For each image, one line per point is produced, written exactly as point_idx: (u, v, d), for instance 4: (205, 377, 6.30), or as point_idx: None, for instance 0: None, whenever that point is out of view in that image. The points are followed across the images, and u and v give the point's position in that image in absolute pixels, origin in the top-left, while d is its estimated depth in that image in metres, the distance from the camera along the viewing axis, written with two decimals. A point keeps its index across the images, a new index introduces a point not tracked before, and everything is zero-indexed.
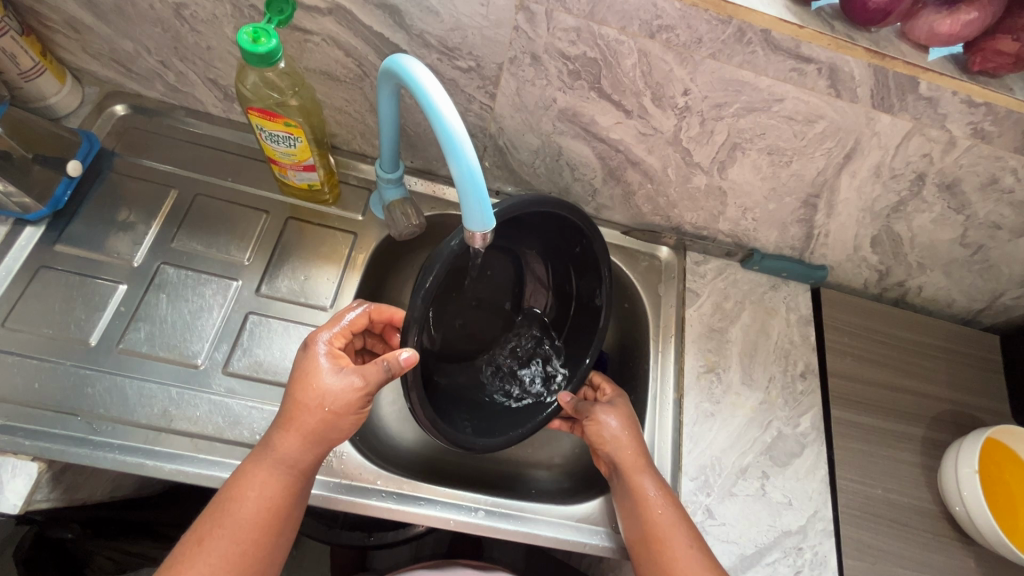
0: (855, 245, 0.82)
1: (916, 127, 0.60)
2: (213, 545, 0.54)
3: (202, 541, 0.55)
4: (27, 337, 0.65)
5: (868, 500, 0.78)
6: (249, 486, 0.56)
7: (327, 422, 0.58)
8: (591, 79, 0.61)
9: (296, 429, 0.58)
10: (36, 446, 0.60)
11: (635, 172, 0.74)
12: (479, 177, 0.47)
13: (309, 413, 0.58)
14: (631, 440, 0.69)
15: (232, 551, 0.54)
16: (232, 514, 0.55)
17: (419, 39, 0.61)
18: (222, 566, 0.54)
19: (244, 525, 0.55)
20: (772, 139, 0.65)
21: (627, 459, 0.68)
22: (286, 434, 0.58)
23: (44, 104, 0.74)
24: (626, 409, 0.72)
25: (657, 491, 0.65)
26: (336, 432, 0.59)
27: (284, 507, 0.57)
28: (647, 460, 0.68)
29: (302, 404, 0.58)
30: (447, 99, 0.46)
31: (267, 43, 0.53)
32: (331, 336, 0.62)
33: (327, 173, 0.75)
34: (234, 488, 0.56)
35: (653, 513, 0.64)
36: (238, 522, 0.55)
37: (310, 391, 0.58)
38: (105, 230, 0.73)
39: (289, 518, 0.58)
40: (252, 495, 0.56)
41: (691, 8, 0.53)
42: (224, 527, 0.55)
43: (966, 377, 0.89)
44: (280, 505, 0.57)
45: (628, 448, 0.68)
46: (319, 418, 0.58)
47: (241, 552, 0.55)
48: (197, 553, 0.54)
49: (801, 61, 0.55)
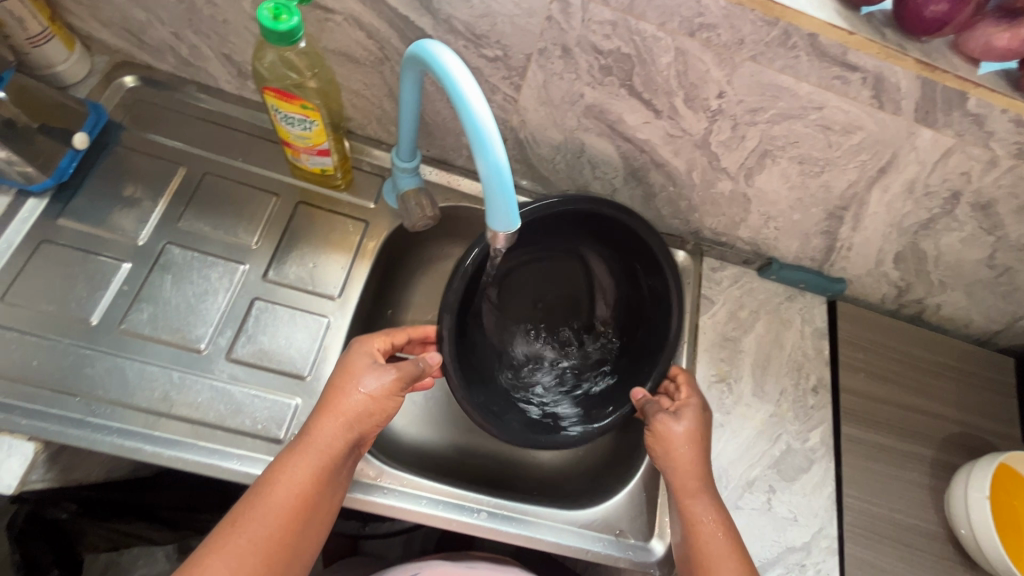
0: (877, 260, 0.80)
1: (958, 144, 0.58)
2: (241, 537, 0.51)
3: (226, 532, 0.51)
4: (26, 313, 0.63)
5: (872, 518, 0.77)
6: (282, 470, 0.54)
7: (365, 403, 0.57)
8: (622, 76, 0.59)
9: (334, 412, 0.57)
10: (32, 426, 0.58)
11: (658, 174, 0.71)
12: (506, 173, 0.45)
13: (350, 395, 0.57)
14: (692, 464, 0.64)
15: (259, 541, 0.51)
16: (264, 499, 0.53)
17: (445, 24, 0.58)
18: (248, 555, 0.50)
19: (273, 512, 0.52)
20: (804, 148, 0.63)
21: (680, 482, 0.63)
22: (324, 417, 0.56)
23: (51, 71, 0.71)
24: (696, 422, 0.65)
25: (712, 519, 0.62)
26: (375, 419, 0.59)
27: (312, 496, 0.54)
28: (702, 485, 0.63)
29: (343, 389, 0.58)
30: (477, 90, 0.43)
31: (288, 20, 0.50)
32: (377, 335, 0.63)
33: (340, 158, 0.73)
34: (267, 476, 0.54)
35: (703, 543, 0.61)
36: (267, 512, 0.52)
37: (351, 375, 0.58)
38: (109, 205, 0.71)
39: (321, 507, 0.55)
40: (285, 480, 0.53)
41: (736, 8, 0.50)
42: (255, 516, 0.52)
43: (978, 400, 0.87)
44: (310, 495, 0.54)
45: (684, 473, 0.63)
46: (358, 402, 0.57)
47: (268, 544, 0.51)
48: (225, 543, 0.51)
49: (846, 69, 0.53)
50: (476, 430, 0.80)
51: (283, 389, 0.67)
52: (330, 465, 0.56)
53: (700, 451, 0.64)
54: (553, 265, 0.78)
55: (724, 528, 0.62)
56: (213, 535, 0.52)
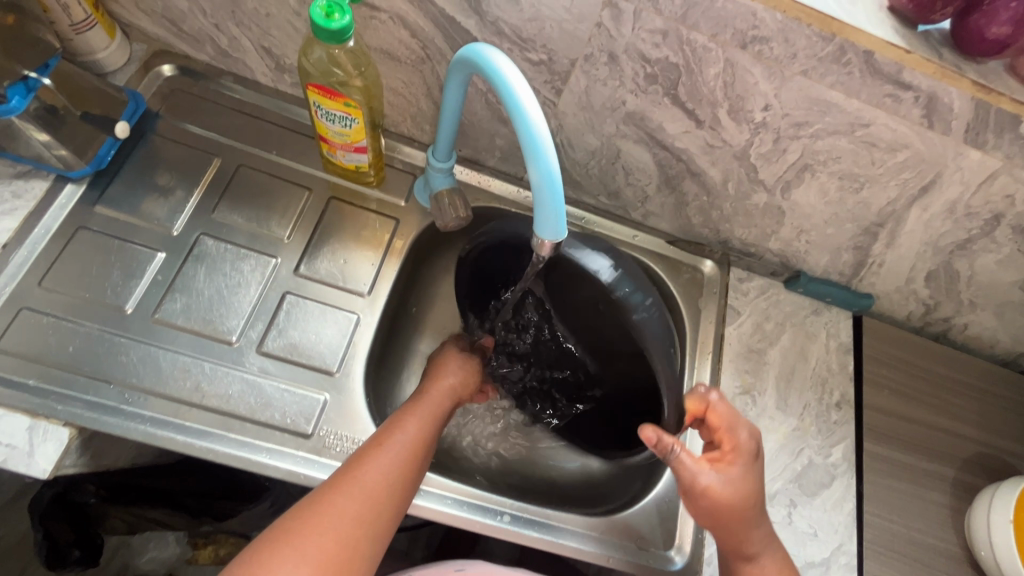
0: (908, 277, 0.79)
1: (1005, 167, 0.58)
2: (384, 456, 0.56)
3: (363, 460, 0.55)
4: (62, 298, 0.64)
5: (891, 537, 0.76)
6: (409, 412, 0.61)
7: (464, 373, 0.69)
8: (667, 85, 0.59)
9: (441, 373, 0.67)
10: (68, 412, 0.59)
11: (693, 183, 0.71)
12: (558, 181, 0.45)
13: (454, 366, 0.69)
14: (743, 533, 0.60)
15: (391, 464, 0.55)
16: (396, 431, 0.58)
17: (492, 26, 0.58)
18: (382, 476, 0.54)
19: (402, 441, 0.58)
20: (846, 164, 0.62)
21: (728, 545, 0.62)
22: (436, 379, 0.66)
23: (92, 58, 0.71)
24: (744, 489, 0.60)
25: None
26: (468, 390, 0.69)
27: (430, 436, 0.60)
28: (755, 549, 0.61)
29: (447, 366, 0.69)
30: (533, 97, 0.43)
31: (340, 19, 0.50)
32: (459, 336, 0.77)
33: (375, 156, 0.73)
34: (395, 419, 0.60)
35: None
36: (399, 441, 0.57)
37: (449, 359, 0.70)
38: (145, 193, 0.71)
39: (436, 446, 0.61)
40: (413, 418, 0.60)
41: (792, 22, 0.50)
42: (393, 442, 0.57)
43: (1004, 423, 0.86)
44: (429, 435, 0.60)
45: (736, 539, 0.61)
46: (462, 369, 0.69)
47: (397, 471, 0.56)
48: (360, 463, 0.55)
49: (899, 87, 0.52)
50: (497, 432, 0.80)
51: (313, 384, 0.67)
52: (441, 415, 0.63)
53: (750, 520, 0.60)
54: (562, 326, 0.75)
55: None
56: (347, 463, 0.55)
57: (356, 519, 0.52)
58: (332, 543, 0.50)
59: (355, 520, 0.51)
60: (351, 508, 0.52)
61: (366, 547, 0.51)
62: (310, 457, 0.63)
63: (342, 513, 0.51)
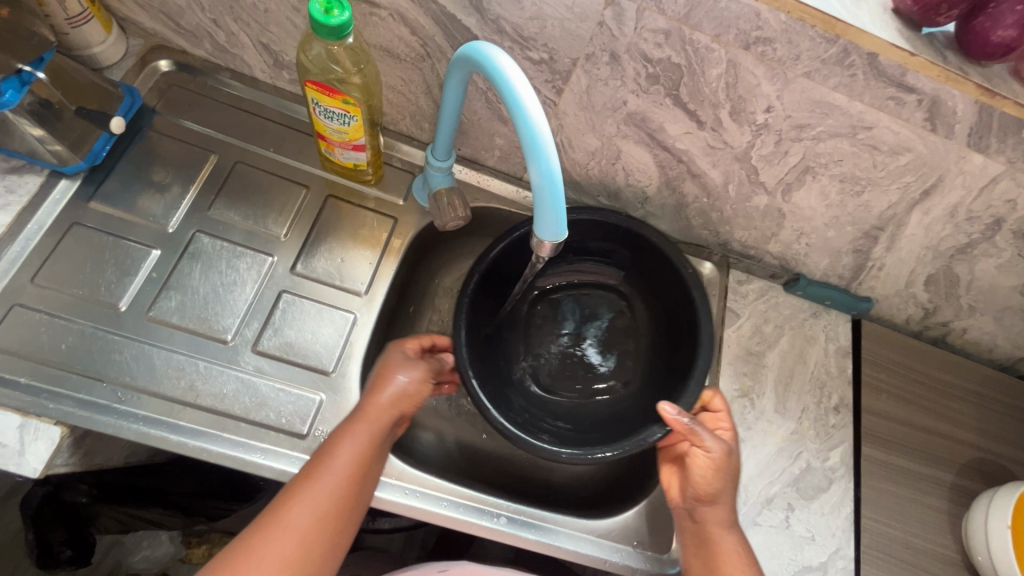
0: (907, 281, 0.79)
1: (1008, 171, 0.58)
2: (313, 494, 0.54)
3: (295, 495, 0.54)
4: (55, 295, 0.63)
5: (889, 541, 0.76)
6: (342, 436, 0.57)
7: (410, 383, 0.62)
8: (669, 85, 0.58)
9: (380, 387, 0.61)
10: (60, 410, 0.58)
11: (693, 184, 0.71)
12: (558, 181, 0.44)
13: (392, 377, 0.62)
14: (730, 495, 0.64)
15: (321, 501, 0.54)
16: (326, 462, 0.56)
17: (493, 24, 0.57)
18: (312, 515, 0.54)
19: (335, 473, 0.55)
20: (848, 167, 0.62)
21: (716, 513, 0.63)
22: (374, 395, 0.60)
23: (88, 52, 0.70)
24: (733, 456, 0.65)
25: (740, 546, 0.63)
26: (414, 399, 0.63)
27: (368, 458, 0.58)
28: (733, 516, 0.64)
29: (388, 377, 0.62)
30: (534, 96, 0.42)
31: (339, 15, 0.50)
32: (409, 340, 0.66)
33: (374, 154, 0.72)
34: (326, 446, 0.57)
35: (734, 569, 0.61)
36: (331, 474, 0.55)
37: (389, 366, 0.63)
38: (140, 190, 0.70)
39: (376, 467, 0.59)
40: (345, 445, 0.57)
41: (797, 23, 0.49)
42: (321, 478, 0.55)
43: (1002, 428, 0.86)
44: (366, 459, 0.57)
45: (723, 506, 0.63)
46: (402, 384, 0.61)
47: (329, 507, 0.54)
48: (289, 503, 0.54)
49: (902, 90, 0.52)
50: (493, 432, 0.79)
51: (309, 384, 0.67)
52: (382, 433, 0.59)
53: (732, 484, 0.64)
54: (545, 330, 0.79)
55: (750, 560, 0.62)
56: (281, 497, 0.55)
57: (288, 560, 0.52)
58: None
59: (286, 562, 0.52)
60: (282, 551, 0.52)
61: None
62: (305, 458, 0.63)
63: (273, 559, 0.51)
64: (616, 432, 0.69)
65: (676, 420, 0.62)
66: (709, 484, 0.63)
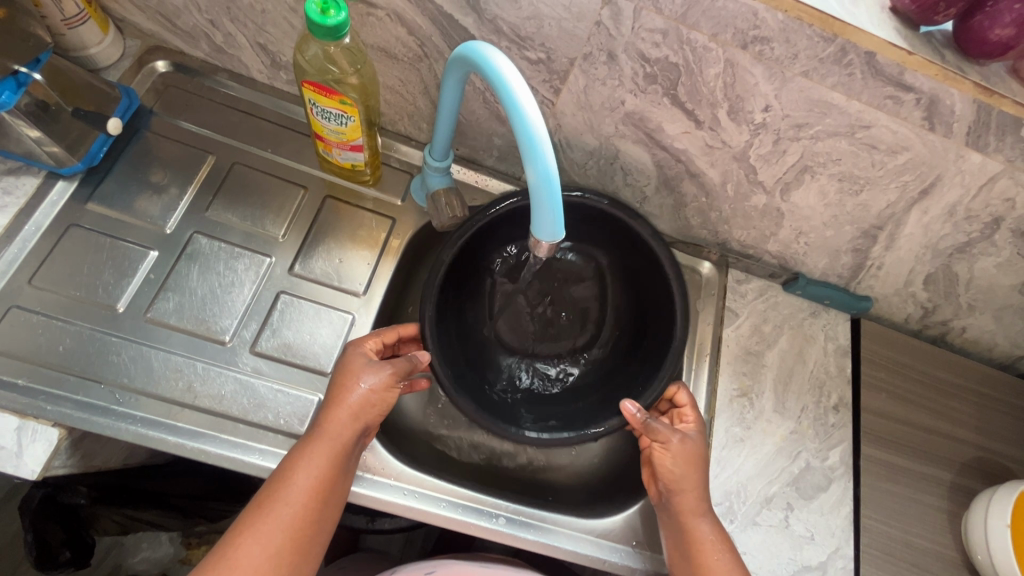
0: (906, 281, 0.79)
1: (1007, 170, 0.57)
2: (270, 521, 0.53)
3: (252, 522, 0.53)
4: (53, 297, 0.63)
5: (888, 540, 0.76)
6: (298, 462, 0.56)
7: (371, 395, 0.59)
8: (667, 85, 0.58)
9: (339, 403, 0.58)
10: (57, 412, 0.58)
11: (692, 184, 0.70)
12: (555, 181, 0.44)
13: (352, 389, 0.59)
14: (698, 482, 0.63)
15: (278, 529, 0.53)
16: (283, 491, 0.55)
17: (490, 24, 0.57)
18: (269, 543, 0.53)
19: (293, 498, 0.54)
20: (846, 166, 0.62)
21: (685, 502, 0.63)
22: (332, 412, 0.58)
23: (85, 53, 0.70)
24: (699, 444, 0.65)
25: (715, 534, 0.62)
26: (377, 409, 0.60)
27: (329, 479, 0.56)
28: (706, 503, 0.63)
29: (348, 390, 0.59)
30: (531, 96, 0.42)
31: (335, 15, 0.50)
32: (369, 341, 0.63)
33: (372, 154, 0.72)
34: (284, 469, 0.56)
35: (708, 558, 0.61)
36: (289, 500, 0.54)
37: (350, 373, 0.59)
38: (138, 191, 0.70)
39: (338, 490, 0.57)
40: (303, 467, 0.55)
41: (794, 22, 0.49)
42: (278, 506, 0.54)
43: (1002, 427, 0.86)
44: (327, 481, 0.56)
45: (691, 492, 0.63)
46: (362, 398, 0.58)
47: (287, 533, 0.54)
48: (246, 531, 0.53)
49: (901, 89, 0.52)
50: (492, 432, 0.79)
51: (307, 385, 0.67)
52: (343, 450, 0.57)
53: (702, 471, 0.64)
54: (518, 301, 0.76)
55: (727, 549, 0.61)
56: (239, 523, 0.54)
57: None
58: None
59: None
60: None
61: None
62: None
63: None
64: (580, 417, 0.70)
65: (633, 417, 0.63)
66: (672, 473, 0.63)
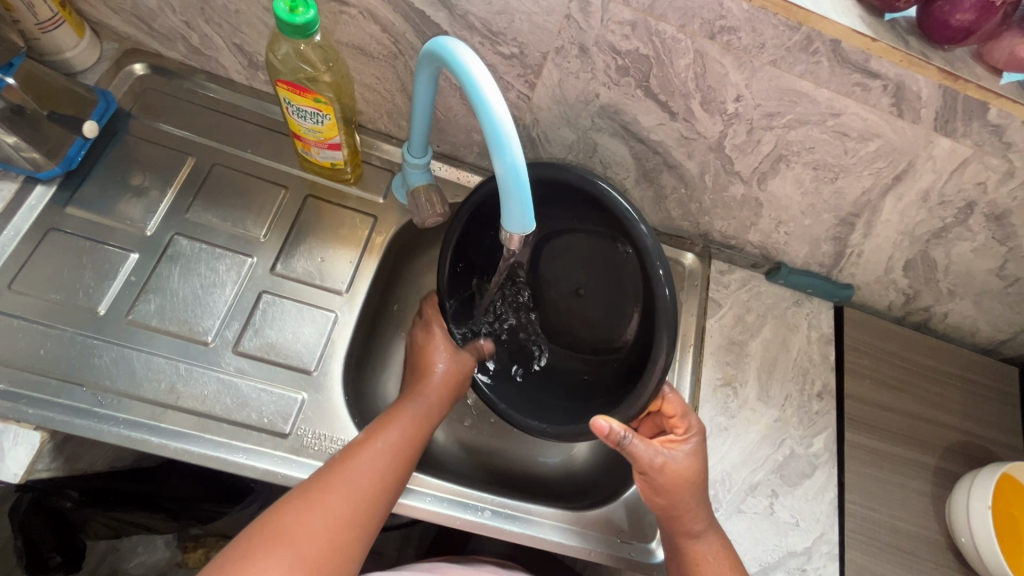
0: (886, 267, 0.79)
1: (976, 154, 0.58)
2: (376, 453, 0.57)
3: (359, 453, 0.57)
4: (33, 301, 0.63)
5: (874, 525, 0.77)
6: (400, 412, 0.63)
7: (455, 371, 0.69)
8: (639, 77, 0.58)
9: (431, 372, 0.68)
10: (39, 415, 0.58)
11: (670, 176, 0.71)
12: (523, 175, 0.45)
13: (441, 362, 0.69)
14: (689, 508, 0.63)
15: (384, 461, 0.57)
16: (386, 432, 0.60)
17: (462, 20, 0.58)
18: (373, 471, 0.56)
19: (398, 437, 0.60)
20: (820, 154, 0.62)
21: (679, 525, 0.63)
22: (427, 379, 0.67)
23: (61, 57, 0.70)
24: (689, 468, 0.63)
25: (715, 554, 0.62)
26: (457, 391, 0.69)
27: (423, 435, 0.63)
28: (704, 526, 0.63)
29: (435, 362, 0.69)
30: (497, 90, 0.43)
31: (304, 13, 0.50)
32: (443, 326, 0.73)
33: (351, 152, 0.72)
34: (384, 419, 0.62)
35: None
36: (391, 440, 0.59)
37: (436, 351, 0.70)
38: (117, 194, 0.70)
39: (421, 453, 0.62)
40: (405, 416, 0.62)
41: (759, 12, 0.50)
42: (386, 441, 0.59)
43: (983, 410, 0.87)
44: (422, 433, 0.62)
45: (686, 518, 0.63)
46: (450, 372, 0.69)
47: (390, 468, 0.57)
48: (354, 458, 0.56)
49: (868, 76, 0.53)
50: (479, 427, 0.80)
51: (290, 383, 0.67)
52: (433, 414, 0.65)
53: (698, 495, 0.63)
54: (547, 279, 0.73)
55: (727, 564, 0.62)
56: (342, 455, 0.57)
57: (346, 519, 0.52)
58: (324, 546, 0.50)
59: (345, 521, 0.52)
60: (340, 508, 0.52)
61: (355, 546, 0.52)
62: (288, 457, 0.63)
63: (333, 512, 0.51)
64: (566, 412, 0.68)
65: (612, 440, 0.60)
66: (661, 499, 0.63)
